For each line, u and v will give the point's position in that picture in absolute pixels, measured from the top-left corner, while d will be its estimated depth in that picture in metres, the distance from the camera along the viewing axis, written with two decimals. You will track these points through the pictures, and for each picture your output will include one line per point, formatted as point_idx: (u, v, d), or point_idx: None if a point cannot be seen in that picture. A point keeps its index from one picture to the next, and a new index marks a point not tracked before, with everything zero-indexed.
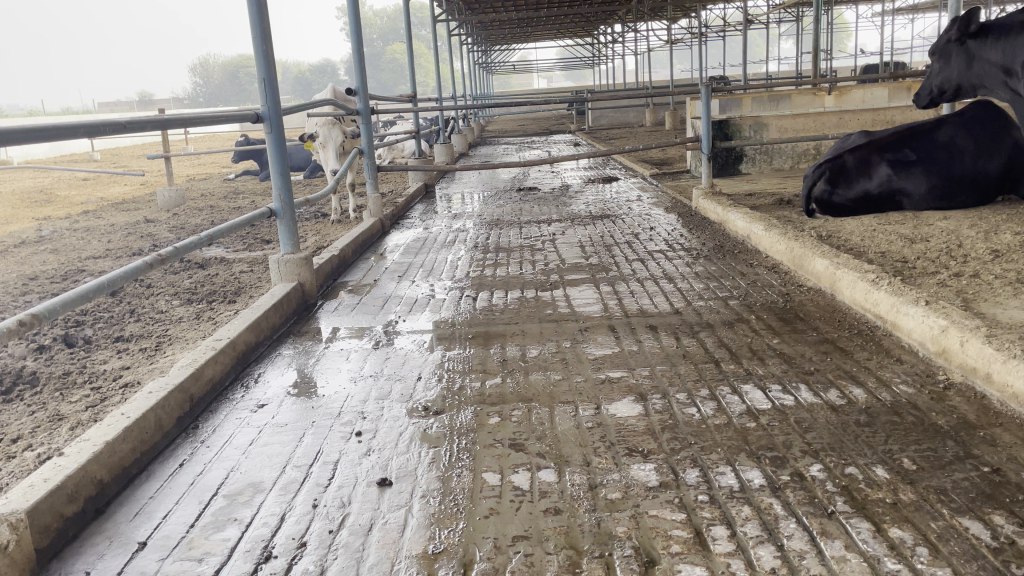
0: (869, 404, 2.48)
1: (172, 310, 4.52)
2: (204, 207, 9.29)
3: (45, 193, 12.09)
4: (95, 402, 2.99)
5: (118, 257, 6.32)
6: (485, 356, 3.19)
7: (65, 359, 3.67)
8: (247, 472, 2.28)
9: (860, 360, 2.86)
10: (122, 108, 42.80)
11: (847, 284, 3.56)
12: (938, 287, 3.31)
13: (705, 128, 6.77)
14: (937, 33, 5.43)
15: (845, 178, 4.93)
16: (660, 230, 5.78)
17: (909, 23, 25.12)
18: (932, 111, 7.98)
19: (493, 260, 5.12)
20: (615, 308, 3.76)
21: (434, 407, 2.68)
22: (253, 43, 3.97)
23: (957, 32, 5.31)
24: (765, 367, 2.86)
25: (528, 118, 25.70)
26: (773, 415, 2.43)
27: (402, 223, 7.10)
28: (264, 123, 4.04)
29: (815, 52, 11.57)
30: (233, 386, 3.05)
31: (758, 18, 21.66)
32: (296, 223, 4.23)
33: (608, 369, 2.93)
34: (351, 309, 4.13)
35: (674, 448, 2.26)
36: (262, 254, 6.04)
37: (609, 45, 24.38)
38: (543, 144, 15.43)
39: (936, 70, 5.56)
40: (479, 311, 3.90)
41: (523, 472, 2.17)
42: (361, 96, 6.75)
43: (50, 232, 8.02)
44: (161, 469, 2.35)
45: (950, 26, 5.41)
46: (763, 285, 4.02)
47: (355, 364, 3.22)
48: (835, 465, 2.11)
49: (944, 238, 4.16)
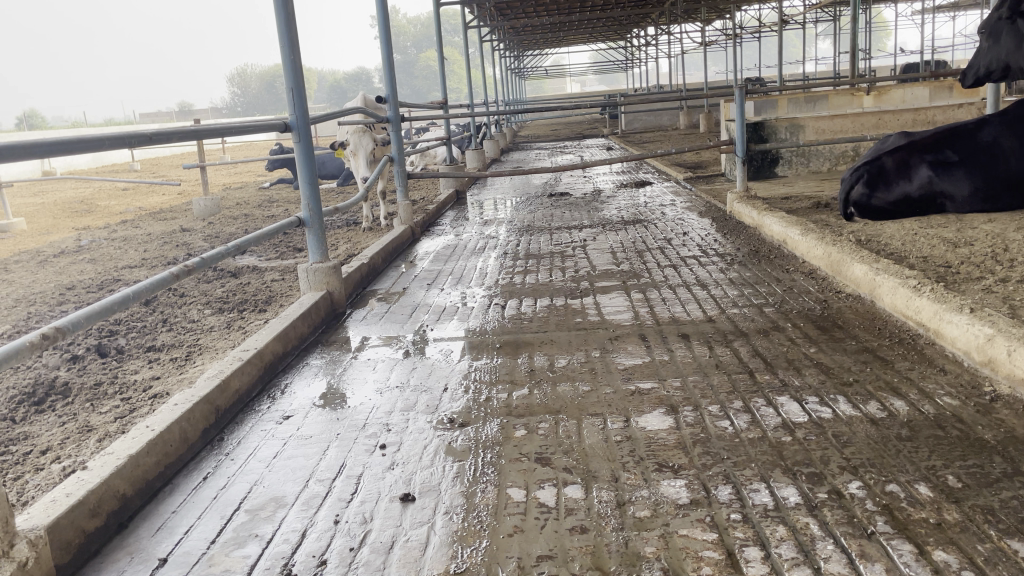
0: (911, 417, 2.37)
1: (203, 319, 4.54)
2: (239, 215, 9.39)
3: (85, 203, 12.32)
4: (124, 413, 3.00)
5: (153, 266, 6.39)
6: (513, 366, 3.14)
7: (97, 369, 3.70)
8: (270, 486, 2.25)
9: (901, 371, 2.76)
10: (162, 118, 43.79)
11: (887, 290, 3.44)
12: (983, 293, 3.18)
13: (740, 131, 6.65)
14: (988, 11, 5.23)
15: (884, 181, 4.79)
16: (693, 235, 5.68)
17: (950, 21, 24.50)
18: (975, 110, 7.74)
19: (523, 267, 5.07)
20: (646, 316, 3.69)
21: (459, 419, 2.63)
22: (282, 53, 3.97)
23: (1008, 9, 5.08)
24: (802, 377, 2.77)
25: (561, 123, 25.65)
26: (809, 429, 2.35)
27: (433, 230, 7.08)
28: (292, 133, 4.04)
29: (853, 51, 11.33)
30: (260, 397, 3.04)
31: (794, 18, 21.29)
32: (325, 231, 4.21)
33: (638, 380, 2.86)
34: (379, 318, 4.10)
35: (706, 463, 2.18)
36: (294, 262, 6.06)
37: (642, 49, 24.19)
38: (576, 149, 15.34)
39: (983, 50, 5.29)
40: (508, 319, 3.85)
41: (549, 488, 2.11)
42: (392, 104, 6.73)
43: (88, 241, 8.16)
44: (185, 482, 2.33)
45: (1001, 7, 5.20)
46: (800, 292, 3.91)
47: (382, 374, 3.19)
48: (875, 482, 2.01)
49: (989, 242, 4.02)
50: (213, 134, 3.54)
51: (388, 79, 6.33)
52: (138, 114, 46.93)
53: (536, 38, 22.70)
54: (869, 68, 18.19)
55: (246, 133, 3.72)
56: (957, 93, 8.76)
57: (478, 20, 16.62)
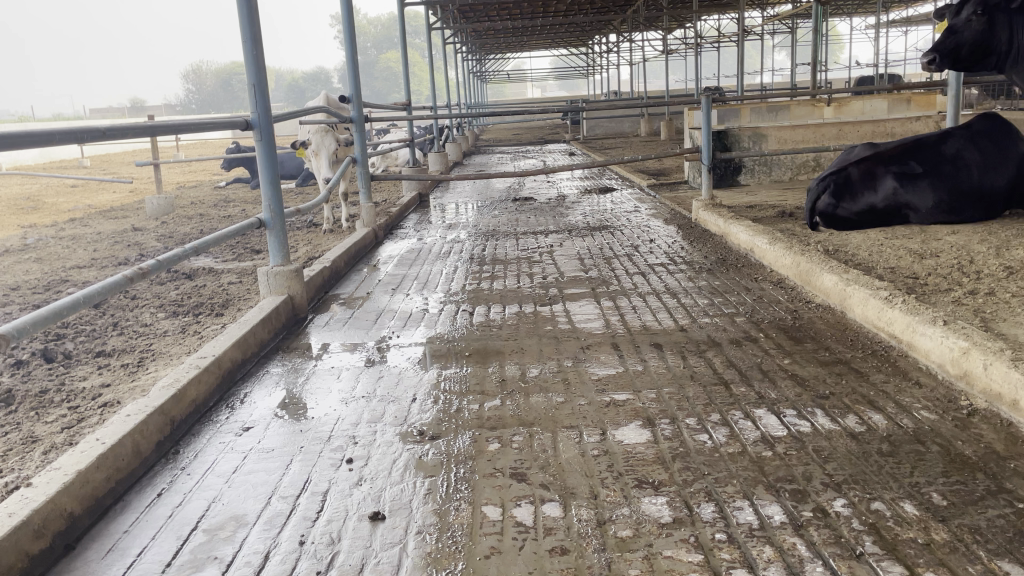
0: (890, 431, 2.34)
1: (157, 324, 4.37)
2: (194, 215, 9.13)
3: (32, 200, 11.90)
4: (71, 423, 2.83)
5: (103, 267, 6.16)
6: (483, 375, 3.05)
7: (43, 376, 3.51)
8: (229, 503, 2.13)
9: (876, 384, 2.73)
10: (114, 114, 42.90)
11: (858, 302, 3.43)
12: (954, 305, 3.19)
13: (705, 138, 6.66)
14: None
15: (850, 192, 4.81)
16: (659, 243, 5.66)
17: (902, 36, 25.10)
18: (933, 123, 7.88)
19: (490, 272, 4.99)
20: (617, 324, 3.63)
21: (430, 431, 2.53)
22: (244, 48, 3.83)
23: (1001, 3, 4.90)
24: (778, 390, 2.73)
25: (522, 128, 25.62)
26: (790, 443, 2.30)
27: (396, 233, 6.96)
28: (254, 132, 3.89)
29: (813, 62, 11.45)
30: (217, 406, 2.90)
31: (754, 30, 21.58)
32: (286, 233, 4.07)
33: (612, 391, 2.79)
34: (343, 324, 3.98)
35: (687, 479, 2.12)
36: (252, 265, 5.89)
37: (604, 55, 24.35)
38: (539, 153, 15.31)
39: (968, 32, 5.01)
40: (476, 326, 3.76)
41: (525, 506, 2.02)
42: (355, 104, 6.59)
43: (35, 240, 7.85)
44: (138, 499, 2.19)
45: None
46: (769, 301, 3.90)
47: (347, 384, 3.07)
48: (860, 500, 1.97)
49: (954, 254, 4.05)
50: (170, 131, 3.40)
51: (351, 79, 6.19)
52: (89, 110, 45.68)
53: (498, 42, 22.62)
54: (826, 80, 18.47)
55: (205, 131, 3.58)
56: (914, 105, 8.89)
57: (440, 21, 16.45)
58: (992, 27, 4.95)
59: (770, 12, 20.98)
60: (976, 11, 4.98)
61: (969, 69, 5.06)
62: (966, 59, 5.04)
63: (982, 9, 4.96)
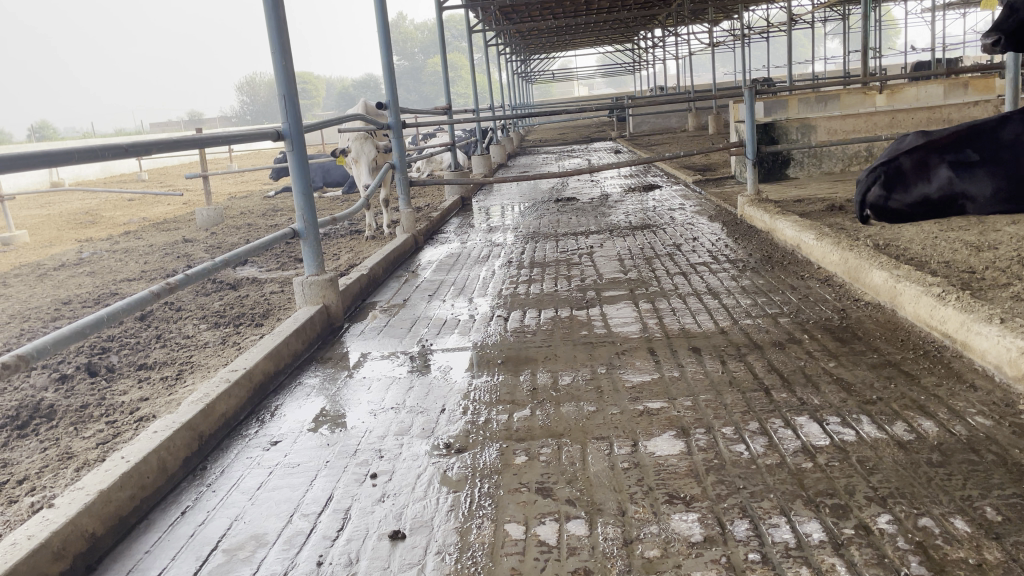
0: (941, 440, 2.20)
1: (199, 335, 4.41)
2: (242, 225, 9.27)
3: (90, 214, 12.25)
4: (106, 439, 2.84)
5: (151, 279, 6.26)
6: (515, 384, 2.98)
7: (86, 391, 3.55)
8: (250, 522, 2.10)
9: (927, 387, 2.58)
10: (171, 127, 44.07)
11: (910, 299, 3.27)
12: (1012, 301, 3.00)
13: (750, 131, 6.47)
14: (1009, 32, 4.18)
15: (901, 183, 4.59)
16: (703, 241, 5.51)
17: (961, 18, 24.15)
18: (992, 108, 7.54)
19: (527, 276, 4.92)
20: (655, 328, 3.52)
21: (457, 444, 2.47)
22: (274, 59, 3.83)
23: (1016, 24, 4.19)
24: (821, 396, 2.59)
25: (569, 127, 25.52)
26: (832, 453, 2.18)
27: (437, 238, 6.94)
28: (285, 142, 3.89)
29: (864, 49, 11.07)
30: (248, 421, 2.89)
31: (804, 19, 20.99)
32: (320, 243, 4.06)
33: (646, 400, 2.69)
34: (378, 333, 3.95)
35: (721, 494, 2.01)
36: (295, 274, 5.93)
37: (650, 50, 24.04)
38: (584, 152, 15.18)
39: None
40: (510, 333, 3.69)
41: (549, 524, 1.95)
42: (393, 111, 6.59)
43: (90, 254, 8.04)
44: (162, 517, 2.18)
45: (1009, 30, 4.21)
46: (816, 300, 3.74)
47: (377, 395, 3.02)
48: (906, 516, 1.84)
49: (1014, 246, 3.83)
50: (211, 144, 3.39)
51: (388, 85, 6.18)
52: (148, 125, 47.05)
53: (541, 41, 22.56)
54: (880, 67, 17.92)
55: (240, 144, 3.57)
56: (971, 90, 8.56)
57: (483, 24, 16.43)
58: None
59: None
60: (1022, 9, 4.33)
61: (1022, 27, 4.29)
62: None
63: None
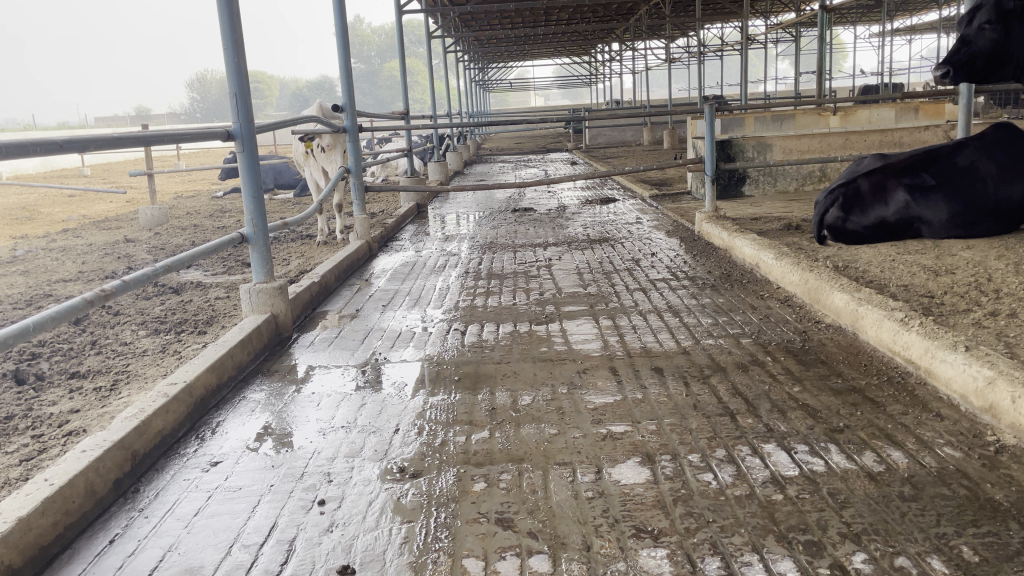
0: (911, 472, 2.15)
1: (137, 342, 4.18)
2: (189, 226, 8.95)
3: (28, 210, 11.76)
4: (30, 455, 2.64)
5: (89, 280, 5.98)
6: (473, 403, 2.86)
7: (11, 401, 3.32)
8: (185, 553, 1.94)
9: (894, 416, 2.53)
10: (117, 122, 43.00)
11: (872, 323, 3.24)
12: (974, 329, 2.99)
13: (708, 148, 6.45)
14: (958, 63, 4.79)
15: (859, 205, 4.62)
16: (661, 257, 5.45)
17: (906, 43, 24.82)
18: (942, 133, 7.67)
19: (485, 287, 4.81)
20: (616, 346, 3.44)
21: (412, 468, 2.34)
22: (225, 55, 3.65)
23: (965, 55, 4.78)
24: (788, 422, 2.52)
25: (524, 137, 25.57)
26: (803, 485, 2.10)
27: (391, 246, 6.78)
28: (235, 142, 3.71)
29: (819, 70, 11.22)
30: (187, 438, 2.71)
31: (758, 39, 21.37)
32: (270, 248, 3.88)
33: (609, 423, 2.59)
34: (328, 345, 3.78)
35: (690, 528, 1.92)
36: (242, 279, 5.72)
37: (607, 63, 24.29)
38: (542, 163, 15.17)
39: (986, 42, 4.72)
40: (467, 347, 3.56)
41: (510, 559, 1.83)
42: (349, 113, 6.42)
43: (24, 252, 7.67)
44: (88, 547, 2.00)
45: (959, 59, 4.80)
46: (777, 321, 3.70)
47: (326, 412, 2.87)
48: (882, 555, 1.77)
49: (971, 271, 3.84)
50: (161, 141, 3.20)
51: (344, 87, 6.01)
52: (93, 119, 45.79)
53: (499, 50, 22.55)
54: (832, 91, 18.28)
55: (191, 143, 3.38)
56: (922, 115, 8.65)
57: (442, 30, 16.35)
58: (1011, 35, 4.67)
59: (774, 20, 20.74)
60: (989, 19, 4.70)
61: (987, 80, 4.79)
62: (984, 70, 4.76)
63: (995, 17, 4.68)
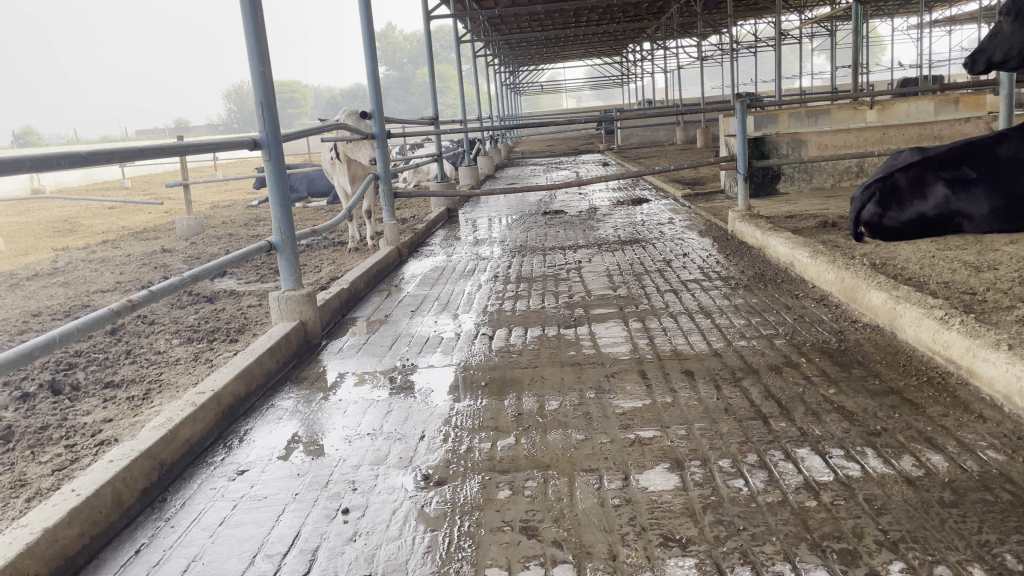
0: (952, 476, 2.06)
1: (170, 351, 4.22)
2: (224, 235, 9.06)
3: (70, 222, 12.01)
4: (62, 465, 2.66)
5: (126, 290, 6.07)
6: (499, 409, 2.82)
7: (47, 411, 3.36)
8: (209, 563, 1.94)
9: (934, 418, 2.45)
10: (156, 135, 43.84)
11: (911, 322, 3.14)
12: (1019, 326, 2.88)
13: (739, 146, 6.35)
14: (985, 55, 4.99)
15: (897, 201, 4.47)
16: (693, 257, 5.37)
17: (946, 35, 24.21)
18: (984, 125, 7.46)
19: (514, 291, 4.78)
20: (646, 348, 3.38)
21: (436, 475, 2.32)
22: (251, 65, 3.67)
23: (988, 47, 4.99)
24: (823, 426, 2.45)
25: (556, 140, 25.48)
26: (837, 491, 2.03)
27: (422, 251, 6.79)
28: (262, 151, 3.73)
29: (856, 63, 10.98)
30: (214, 447, 2.72)
31: (792, 35, 21.03)
32: (298, 256, 3.89)
33: (638, 428, 2.54)
34: (356, 351, 3.78)
35: (720, 536, 1.86)
36: (274, 286, 5.77)
37: (639, 64, 24.15)
38: (573, 165, 15.10)
39: (1001, 35, 4.95)
40: (495, 352, 3.53)
41: (534, 569, 1.79)
42: (377, 120, 6.44)
43: (65, 263, 7.82)
44: (113, 557, 2.01)
45: (984, 51, 5.01)
46: (812, 321, 3.61)
47: (353, 419, 2.85)
48: (921, 564, 1.70)
49: (1015, 267, 3.71)
50: (199, 151, 3.21)
51: (372, 93, 6.03)
52: (134, 132, 46.78)
53: (530, 53, 22.53)
54: (869, 84, 17.91)
55: (227, 153, 3.39)
56: (962, 107, 8.41)
57: (472, 34, 16.39)
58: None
59: (808, 15, 20.41)
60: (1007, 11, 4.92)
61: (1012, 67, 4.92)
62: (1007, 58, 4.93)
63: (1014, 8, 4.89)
